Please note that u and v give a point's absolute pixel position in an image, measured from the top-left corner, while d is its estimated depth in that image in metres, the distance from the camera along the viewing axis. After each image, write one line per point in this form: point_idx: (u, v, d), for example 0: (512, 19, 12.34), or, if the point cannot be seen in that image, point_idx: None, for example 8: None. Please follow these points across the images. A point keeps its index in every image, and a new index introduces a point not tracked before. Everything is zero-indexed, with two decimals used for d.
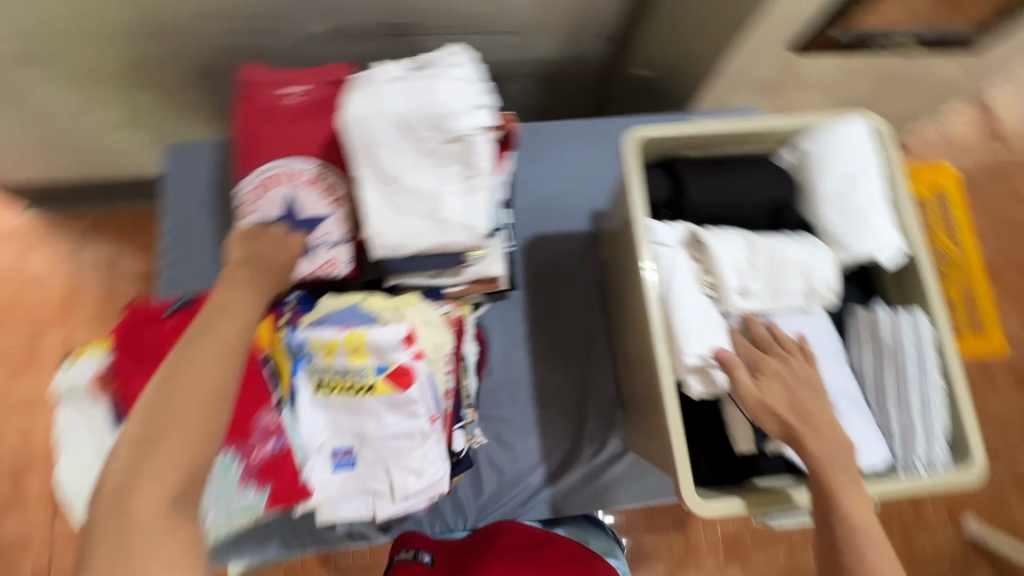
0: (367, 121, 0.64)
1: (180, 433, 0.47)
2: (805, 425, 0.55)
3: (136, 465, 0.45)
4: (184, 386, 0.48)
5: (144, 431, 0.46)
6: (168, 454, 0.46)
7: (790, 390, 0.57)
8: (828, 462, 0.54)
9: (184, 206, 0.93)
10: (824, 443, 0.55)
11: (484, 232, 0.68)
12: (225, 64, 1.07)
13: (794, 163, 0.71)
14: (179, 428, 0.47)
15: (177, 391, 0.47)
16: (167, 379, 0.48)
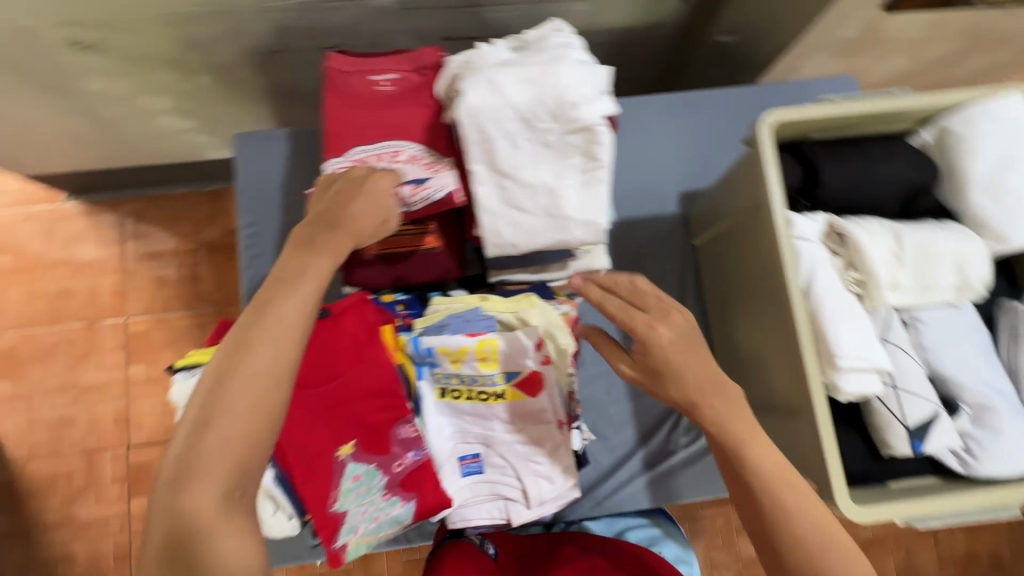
0: (485, 112, 0.59)
1: (239, 406, 0.47)
2: (778, 483, 0.52)
3: (200, 441, 0.45)
4: (248, 365, 0.48)
5: (207, 404, 0.46)
6: (231, 429, 0.46)
7: (759, 446, 0.53)
8: (739, 441, 0.54)
9: (257, 198, 0.89)
10: (799, 501, 0.52)
11: (605, 228, 0.64)
12: (281, 44, 1.01)
13: (934, 143, 0.65)
14: (236, 410, 0.46)
15: (239, 370, 0.47)
16: (238, 356, 0.48)
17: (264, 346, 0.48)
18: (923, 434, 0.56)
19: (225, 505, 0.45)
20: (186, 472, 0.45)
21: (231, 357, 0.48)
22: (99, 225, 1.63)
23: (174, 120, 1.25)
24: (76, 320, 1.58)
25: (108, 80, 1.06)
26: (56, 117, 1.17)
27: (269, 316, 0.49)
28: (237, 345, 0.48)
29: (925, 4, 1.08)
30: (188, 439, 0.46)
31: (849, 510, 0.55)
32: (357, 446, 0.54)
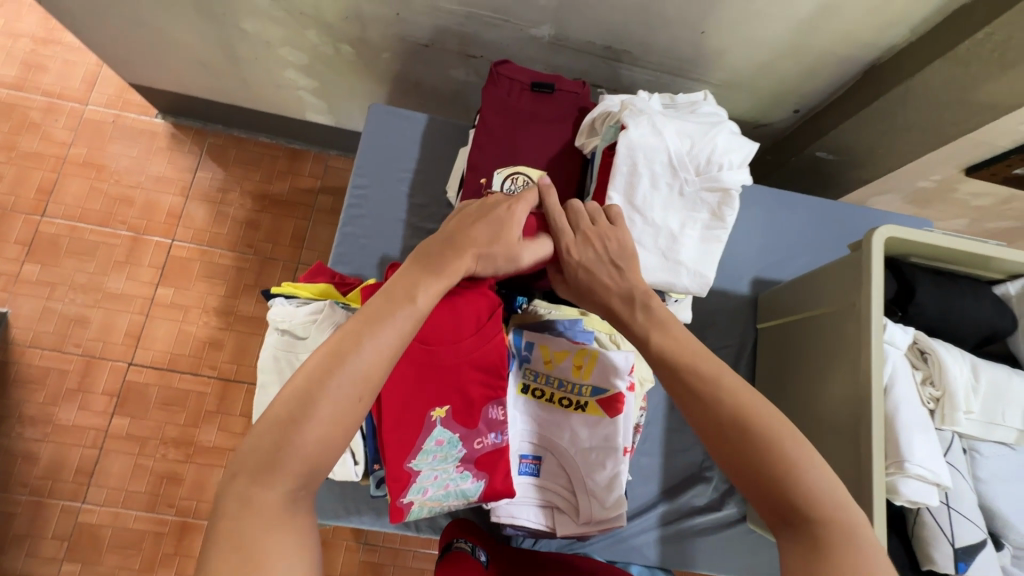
0: (641, 149, 0.65)
1: (337, 408, 0.44)
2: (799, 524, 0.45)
3: (308, 401, 0.43)
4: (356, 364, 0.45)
5: (303, 402, 0.43)
6: (320, 438, 0.43)
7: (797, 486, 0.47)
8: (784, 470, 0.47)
9: (375, 166, 0.94)
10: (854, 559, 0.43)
11: (710, 284, 0.69)
12: (431, 40, 1.09)
13: (1017, 296, 0.71)
14: (350, 383, 0.45)
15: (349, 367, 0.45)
16: (341, 355, 0.45)
17: (372, 347, 0.47)
18: (968, 557, 0.58)
19: (290, 503, 0.42)
20: (268, 467, 0.42)
21: (336, 353, 0.45)
22: (178, 149, 1.67)
23: (297, 77, 1.32)
24: (124, 229, 1.60)
25: (262, 23, 1.14)
26: (197, 40, 1.24)
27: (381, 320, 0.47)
28: (341, 343, 0.46)
29: (1001, 179, 1.18)
30: (273, 430, 0.43)
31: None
32: (449, 413, 0.56)
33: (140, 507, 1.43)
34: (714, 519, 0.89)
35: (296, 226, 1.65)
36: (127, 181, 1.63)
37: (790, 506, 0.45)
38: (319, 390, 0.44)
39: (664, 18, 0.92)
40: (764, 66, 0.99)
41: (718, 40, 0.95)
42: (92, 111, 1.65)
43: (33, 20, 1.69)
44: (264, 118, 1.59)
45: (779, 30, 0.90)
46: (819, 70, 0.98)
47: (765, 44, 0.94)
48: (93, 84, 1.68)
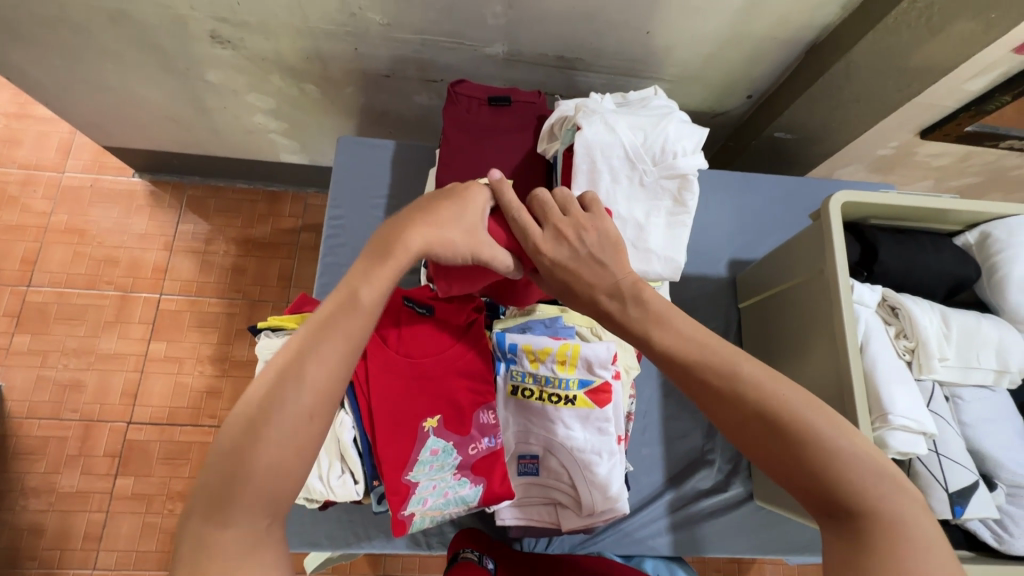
0: (597, 147, 0.67)
1: (295, 427, 0.44)
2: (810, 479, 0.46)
3: (266, 420, 0.44)
4: (315, 371, 0.46)
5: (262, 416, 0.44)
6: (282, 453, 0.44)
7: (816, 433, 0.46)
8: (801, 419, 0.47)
9: (349, 196, 0.97)
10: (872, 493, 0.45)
11: (681, 267, 0.71)
12: (392, 70, 1.13)
13: (976, 245, 0.74)
14: (305, 398, 0.45)
15: (305, 378, 0.45)
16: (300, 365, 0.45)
17: (326, 353, 0.46)
18: (963, 500, 0.60)
19: (257, 534, 0.42)
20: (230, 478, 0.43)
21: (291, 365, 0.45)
22: (157, 204, 1.70)
23: (267, 120, 1.35)
24: (112, 288, 1.61)
25: (227, 73, 1.17)
26: (166, 96, 1.27)
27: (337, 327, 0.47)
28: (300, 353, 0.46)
29: (956, 137, 1.23)
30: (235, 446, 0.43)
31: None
32: (441, 422, 0.57)
33: (152, 566, 1.41)
34: (722, 501, 0.89)
35: (283, 265, 1.67)
36: (110, 242, 1.65)
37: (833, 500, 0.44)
38: (278, 401, 0.44)
39: (610, 23, 0.96)
40: (712, 57, 1.03)
41: (664, 36, 0.99)
42: (69, 178, 1.68)
43: (4, 97, 1.72)
44: (240, 164, 1.62)
45: (720, 21, 0.94)
46: (764, 54, 1.02)
47: (709, 36, 0.98)
48: (68, 152, 1.71)
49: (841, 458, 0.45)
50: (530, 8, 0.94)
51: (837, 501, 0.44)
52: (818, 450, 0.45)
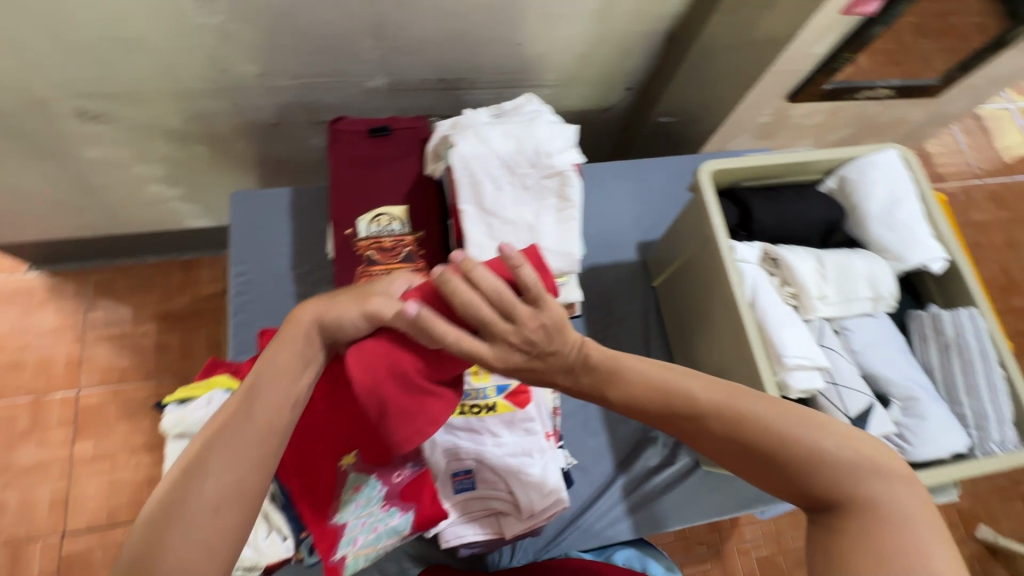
0: (474, 160, 0.70)
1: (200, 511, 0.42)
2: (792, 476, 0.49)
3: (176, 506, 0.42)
4: (229, 451, 0.45)
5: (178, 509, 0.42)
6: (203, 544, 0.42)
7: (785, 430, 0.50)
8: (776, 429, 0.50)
9: (252, 250, 0.95)
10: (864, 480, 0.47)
11: (578, 258, 0.74)
12: (279, 118, 1.12)
13: (838, 188, 0.81)
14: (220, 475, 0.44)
15: (222, 453, 0.44)
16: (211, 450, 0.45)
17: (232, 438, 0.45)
18: (864, 422, 0.64)
19: None
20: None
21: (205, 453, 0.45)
22: (60, 296, 1.59)
23: (162, 188, 1.30)
24: (22, 394, 1.49)
25: (106, 147, 1.12)
26: (45, 182, 1.20)
27: (244, 405, 0.47)
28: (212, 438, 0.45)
29: (819, 96, 1.34)
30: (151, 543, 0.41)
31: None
32: (359, 456, 0.55)
33: None
34: (673, 473, 0.92)
35: (210, 333, 1.60)
36: (13, 344, 1.53)
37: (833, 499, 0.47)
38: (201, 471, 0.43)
39: (481, 41, 1.00)
40: (585, 58, 1.08)
41: (536, 46, 1.03)
42: None
43: None
44: (144, 238, 1.55)
45: (582, 24, 0.99)
46: (631, 48, 1.08)
47: (577, 40, 1.03)
48: None
49: (823, 455, 0.48)
50: (400, 38, 0.96)
51: (832, 499, 0.47)
52: (790, 453, 0.49)
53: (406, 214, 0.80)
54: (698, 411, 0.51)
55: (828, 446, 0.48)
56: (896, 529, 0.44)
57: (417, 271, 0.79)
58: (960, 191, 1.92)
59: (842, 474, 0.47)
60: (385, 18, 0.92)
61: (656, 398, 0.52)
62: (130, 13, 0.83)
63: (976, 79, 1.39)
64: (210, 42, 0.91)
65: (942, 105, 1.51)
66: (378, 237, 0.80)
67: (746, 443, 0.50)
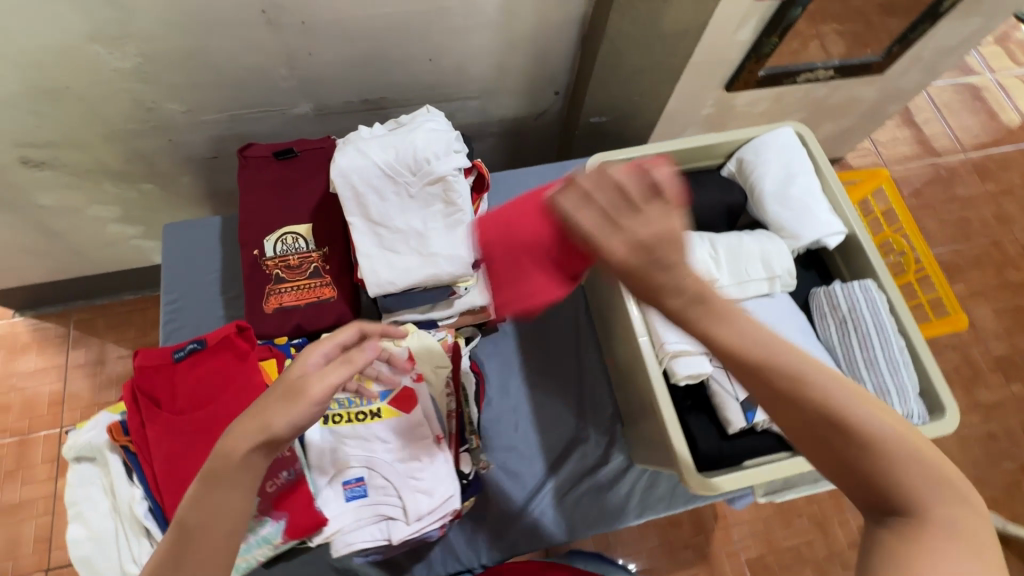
0: (356, 173, 0.71)
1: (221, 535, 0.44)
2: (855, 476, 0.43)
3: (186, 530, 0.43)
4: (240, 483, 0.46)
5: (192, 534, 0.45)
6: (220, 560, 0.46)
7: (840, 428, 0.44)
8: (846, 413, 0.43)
9: (183, 278, 0.98)
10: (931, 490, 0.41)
11: (470, 261, 0.74)
12: (216, 151, 1.16)
13: (737, 171, 0.80)
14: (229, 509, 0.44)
15: (227, 488, 0.45)
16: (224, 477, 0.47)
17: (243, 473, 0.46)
18: (753, 405, 0.63)
19: None
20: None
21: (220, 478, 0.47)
22: (44, 338, 1.66)
23: (121, 227, 1.36)
24: (8, 435, 1.55)
25: (58, 192, 1.18)
26: (8, 230, 1.27)
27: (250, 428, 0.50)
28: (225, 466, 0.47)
29: (757, 83, 1.33)
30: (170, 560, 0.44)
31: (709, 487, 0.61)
32: (229, 468, 0.58)
33: None
34: (608, 473, 0.90)
35: None
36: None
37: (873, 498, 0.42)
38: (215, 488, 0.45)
39: (393, 59, 1.03)
40: (502, 67, 1.11)
41: (449, 60, 1.06)
42: None
43: None
44: (117, 277, 1.61)
45: (489, 34, 1.02)
46: (546, 53, 1.10)
47: (488, 50, 1.05)
48: None
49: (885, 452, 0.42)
50: (313, 64, 1.00)
51: (884, 491, 0.42)
52: (850, 438, 0.43)
53: (311, 232, 0.83)
54: (792, 379, 0.44)
55: (890, 443, 0.42)
56: (927, 539, 0.39)
57: (323, 285, 0.81)
58: (936, 167, 1.86)
59: (890, 471, 0.42)
60: (292, 46, 0.95)
61: (753, 353, 0.45)
62: (48, 65, 0.89)
63: (921, 50, 1.36)
64: (130, 84, 0.96)
65: (895, 81, 1.47)
66: (284, 256, 0.82)
67: (819, 419, 0.44)
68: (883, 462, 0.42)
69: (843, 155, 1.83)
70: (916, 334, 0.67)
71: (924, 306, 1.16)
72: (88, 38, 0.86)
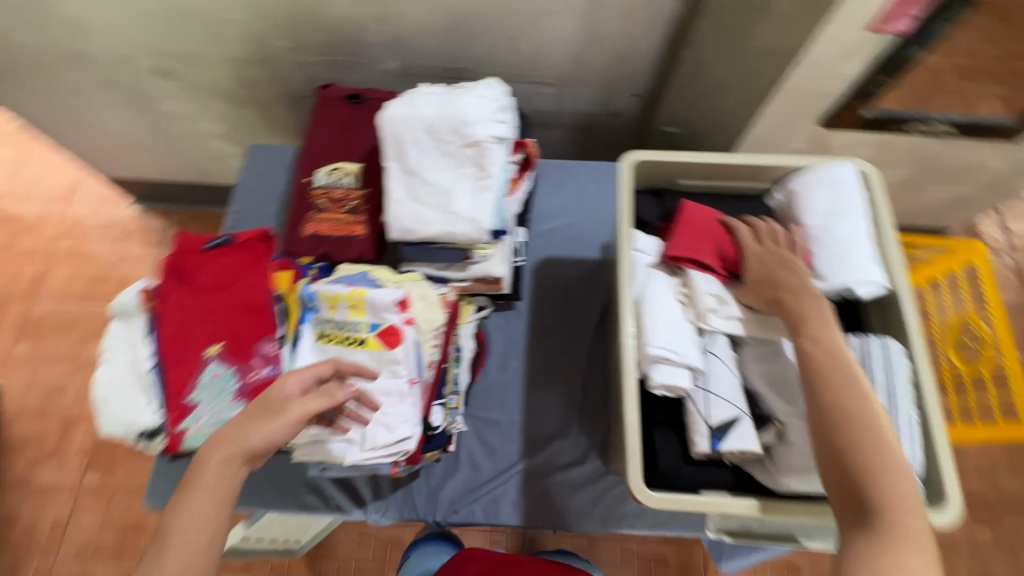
0: (402, 123, 0.76)
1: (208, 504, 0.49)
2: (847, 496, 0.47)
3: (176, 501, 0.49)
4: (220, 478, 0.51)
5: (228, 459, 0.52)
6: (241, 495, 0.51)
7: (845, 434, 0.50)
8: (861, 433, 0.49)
9: (251, 194, 1.09)
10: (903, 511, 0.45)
11: (488, 228, 0.76)
12: (310, 91, 1.27)
13: (783, 202, 0.76)
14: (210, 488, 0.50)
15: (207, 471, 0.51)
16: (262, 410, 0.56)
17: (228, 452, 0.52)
18: (722, 433, 0.60)
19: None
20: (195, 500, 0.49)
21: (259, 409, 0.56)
22: (148, 229, 1.91)
23: (223, 145, 1.53)
24: (101, 303, 1.80)
25: (179, 103, 1.36)
26: (136, 128, 1.47)
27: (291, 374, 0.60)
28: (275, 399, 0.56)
29: (857, 124, 1.23)
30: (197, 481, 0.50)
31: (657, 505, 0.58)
32: (223, 349, 0.69)
33: (107, 559, 1.50)
34: (580, 474, 0.89)
35: None
36: (104, 262, 1.85)
37: (858, 498, 0.46)
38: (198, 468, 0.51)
39: (478, 32, 1.07)
40: (582, 58, 1.11)
41: (531, 42, 1.08)
42: (76, 208, 1.92)
43: (29, 143, 2.02)
44: (214, 190, 1.81)
45: (573, 23, 1.03)
46: (629, 52, 1.09)
47: (570, 39, 1.06)
48: (78, 187, 1.96)
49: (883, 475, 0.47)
50: (404, 25, 1.07)
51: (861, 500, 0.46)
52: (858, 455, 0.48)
53: (359, 172, 0.89)
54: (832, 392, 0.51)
55: (896, 465, 0.47)
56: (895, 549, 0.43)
57: (356, 223, 0.87)
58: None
59: (888, 485, 0.46)
60: (388, 4, 1.02)
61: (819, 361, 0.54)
62: None
63: None
64: (248, 16, 1.08)
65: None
66: (330, 188, 0.88)
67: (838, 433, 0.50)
68: (877, 472, 0.47)
69: (954, 225, 1.64)
70: (936, 413, 0.60)
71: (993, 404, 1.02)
72: None
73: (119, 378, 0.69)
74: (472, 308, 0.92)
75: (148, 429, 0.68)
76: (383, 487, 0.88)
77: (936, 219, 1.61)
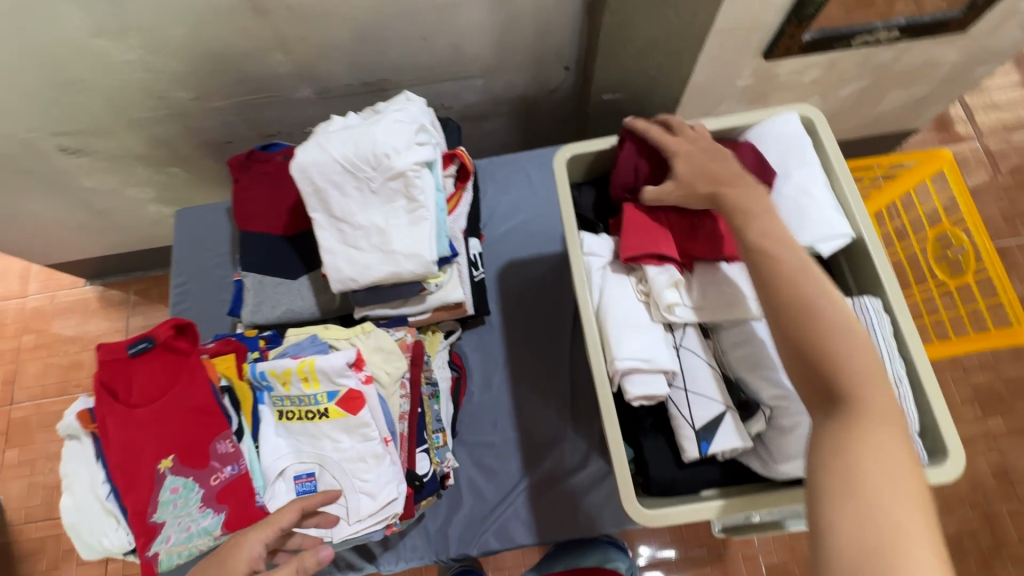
0: (315, 168, 0.70)
1: None
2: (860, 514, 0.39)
3: None
4: None
5: None
6: None
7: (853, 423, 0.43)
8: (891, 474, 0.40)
9: (189, 263, 1.03)
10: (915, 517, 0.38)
11: (431, 259, 0.72)
12: (229, 136, 1.19)
13: None
14: None
15: None
16: None
17: None
18: (710, 435, 0.57)
19: None
20: None
21: None
22: (108, 303, 1.79)
23: (158, 206, 1.44)
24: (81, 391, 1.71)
25: (98, 175, 1.27)
26: (61, 207, 1.37)
27: None
28: None
29: (801, 50, 1.07)
30: None
31: (639, 516, 0.56)
32: (176, 460, 0.59)
33: None
34: (586, 477, 0.87)
35: None
36: (72, 347, 1.75)
37: (873, 519, 0.38)
38: None
39: (384, 39, 0.99)
40: (503, 41, 1.04)
41: (444, 36, 1.00)
42: (31, 300, 1.79)
43: None
44: (164, 250, 1.71)
45: (483, 9, 0.95)
46: (549, 25, 1.01)
47: (484, 25, 0.99)
48: (27, 276, 1.82)
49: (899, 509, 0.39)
50: (306, 48, 0.99)
51: (878, 525, 0.38)
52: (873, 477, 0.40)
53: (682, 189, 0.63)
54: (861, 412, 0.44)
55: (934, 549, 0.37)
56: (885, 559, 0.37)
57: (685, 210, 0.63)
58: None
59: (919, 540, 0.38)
60: (280, 30, 0.94)
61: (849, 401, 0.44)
62: (58, 57, 0.94)
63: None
64: (138, 74, 1.00)
65: (988, 39, 1.12)
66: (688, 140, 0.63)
67: (864, 439, 0.42)
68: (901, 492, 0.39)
69: (924, 126, 1.47)
70: (919, 354, 0.58)
71: (985, 313, 1.00)
72: (92, 33, 0.90)
73: (87, 505, 0.63)
74: (440, 336, 0.88)
75: (128, 551, 0.63)
76: (401, 534, 0.86)
77: (905, 124, 1.44)
